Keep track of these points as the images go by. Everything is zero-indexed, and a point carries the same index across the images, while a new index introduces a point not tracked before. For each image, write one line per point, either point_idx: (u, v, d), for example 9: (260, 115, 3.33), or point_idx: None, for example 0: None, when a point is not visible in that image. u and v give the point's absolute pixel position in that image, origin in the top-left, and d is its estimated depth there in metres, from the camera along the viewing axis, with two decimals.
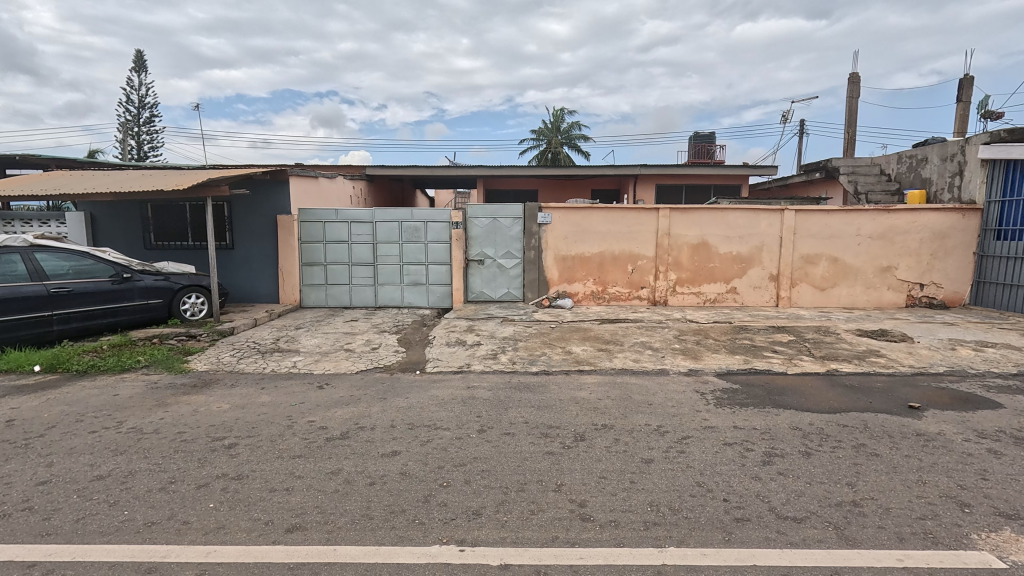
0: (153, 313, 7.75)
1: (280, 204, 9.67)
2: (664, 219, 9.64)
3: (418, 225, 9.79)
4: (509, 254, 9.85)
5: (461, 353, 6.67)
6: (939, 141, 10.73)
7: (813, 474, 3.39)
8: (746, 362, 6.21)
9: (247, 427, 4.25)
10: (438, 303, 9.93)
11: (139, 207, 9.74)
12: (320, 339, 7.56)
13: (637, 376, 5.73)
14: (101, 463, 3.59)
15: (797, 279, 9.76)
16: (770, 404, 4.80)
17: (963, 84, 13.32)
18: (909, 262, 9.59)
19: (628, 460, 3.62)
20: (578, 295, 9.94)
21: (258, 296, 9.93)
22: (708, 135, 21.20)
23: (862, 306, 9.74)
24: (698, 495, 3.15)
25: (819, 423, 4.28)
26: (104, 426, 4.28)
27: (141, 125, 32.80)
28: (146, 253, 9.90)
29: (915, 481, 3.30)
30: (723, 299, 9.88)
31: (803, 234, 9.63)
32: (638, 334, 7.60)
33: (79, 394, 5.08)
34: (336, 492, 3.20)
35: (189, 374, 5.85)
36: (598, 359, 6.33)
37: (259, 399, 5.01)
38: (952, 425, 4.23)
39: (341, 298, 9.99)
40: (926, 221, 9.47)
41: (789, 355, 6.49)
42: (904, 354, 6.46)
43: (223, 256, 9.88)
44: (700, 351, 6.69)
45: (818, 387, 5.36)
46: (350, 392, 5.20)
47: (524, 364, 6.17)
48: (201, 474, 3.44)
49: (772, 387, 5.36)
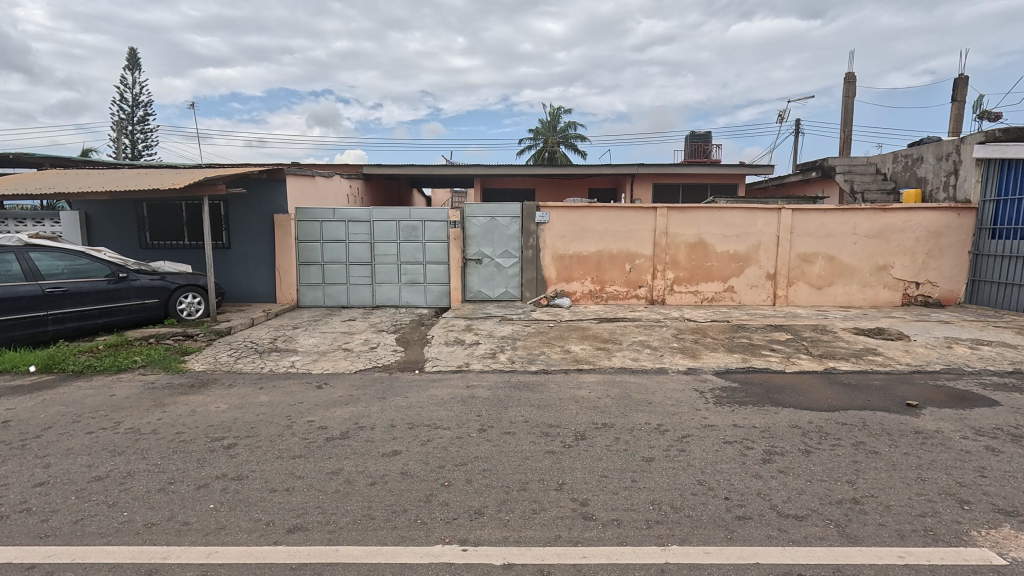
0: (149, 312, 7.70)
1: (277, 203, 9.63)
2: (661, 218, 9.65)
3: (415, 224, 9.77)
4: (507, 253, 9.84)
5: (460, 352, 6.66)
6: (934, 140, 10.78)
7: (813, 472, 3.41)
8: (745, 361, 6.23)
9: (246, 427, 4.23)
10: (436, 303, 9.91)
11: (135, 206, 9.68)
12: (318, 338, 7.53)
13: (636, 375, 5.73)
14: (99, 464, 3.56)
15: (794, 277, 9.80)
16: (769, 402, 4.81)
17: (959, 84, 13.38)
18: (905, 260, 9.65)
19: (628, 459, 3.62)
20: (576, 294, 9.94)
21: (255, 295, 9.89)
22: (704, 135, 21.26)
23: (858, 304, 9.79)
24: (700, 493, 3.16)
25: (818, 421, 4.30)
26: (101, 427, 4.24)
27: (136, 124, 32.59)
28: (142, 252, 9.84)
29: (914, 478, 3.32)
30: (720, 298, 9.91)
31: (800, 233, 9.66)
32: (636, 333, 7.60)
33: (76, 395, 5.04)
34: (337, 492, 3.19)
35: (186, 374, 5.81)
36: (597, 358, 6.34)
37: (257, 399, 4.98)
38: (950, 422, 4.25)
39: (338, 297, 9.95)
40: (921, 220, 9.52)
41: (787, 353, 6.52)
42: (900, 352, 6.49)
43: (219, 255, 9.83)
44: (698, 350, 6.70)
45: (816, 385, 5.37)
46: (348, 392, 5.18)
47: (523, 363, 6.17)
48: (201, 474, 3.42)
49: (771, 385, 5.37)
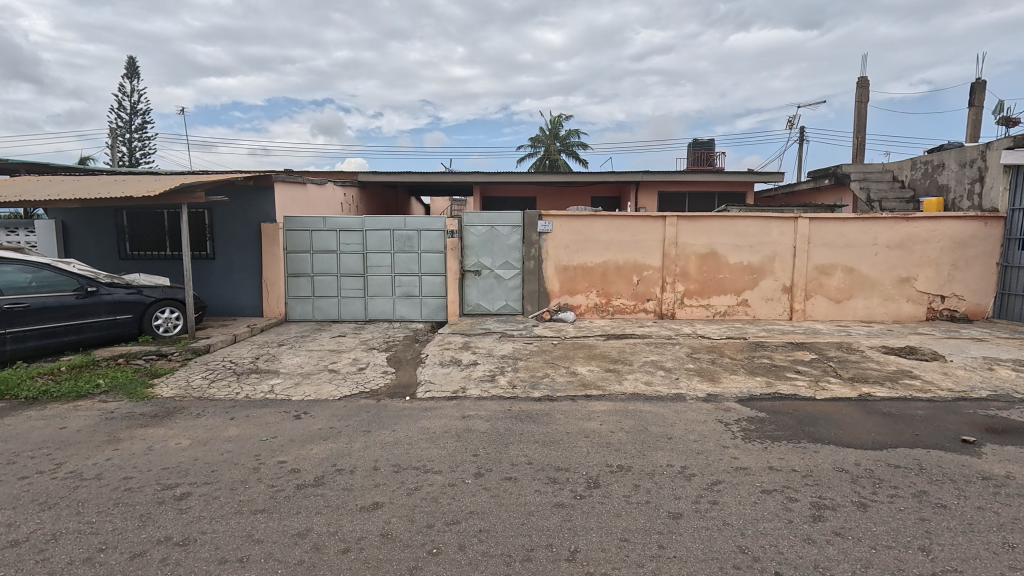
0: (121, 329, 7.13)
1: (264, 211, 9.12)
2: (671, 227, 9.12)
3: (410, 234, 9.24)
4: (507, 264, 9.28)
5: (455, 375, 6.07)
6: (956, 146, 10.33)
7: (876, 535, 2.84)
8: (769, 385, 5.64)
9: (207, 471, 3.65)
10: (431, 317, 9.37)
11: (114, 213, 9.15)
12: (303, 357, 6.96)
13: (650, 403, 5.15)
14: (20, 523, 2.98)
15: (811, 290, 9.25)
16: (804, 438, 4.23)
17: (977, 88, 12.87)
18: (928, 273, 9.10)
19: (651, 515, 3.05)
20: (580, 308, 9.39)
21: (240, 308, 9.33)
22: (707, 143, 20.85)
23: (879, 319, 9.22)
24: (742, 566, 2.58)
25: (865, 463, 3.73)
26: (39, 470, 3.67)
27: (134, 133, 32.23)
28: (120, 263, 9.29)
29: (999, 545, 2.75)
30: (733, 312, 9.34)
31: (817, 243, 9.13)
32: (647, 351, 7.02)
33: (20, 428, 4.45)
34: (301, 565, 2.61)
35: (151, 402, 5.21)
36: (606, 382, 5.75)
37: (226, 432, 4.40)
38: (1019, 465, 3.69)
39: (329, 311, 9.39)
40: (945, 230, 9.00)
41: (814, 376, 5.94)
42: (939, 376, 5.91)
43: (203, 266, 9.30)
44: (716, 372, 6.13)
45: (853, 416, 4.79)
46: (329, 424, 4.60)
47: (525, 388, 5.57)
48: (140, 538, 2.84)
49: (802, 415, 4.79)
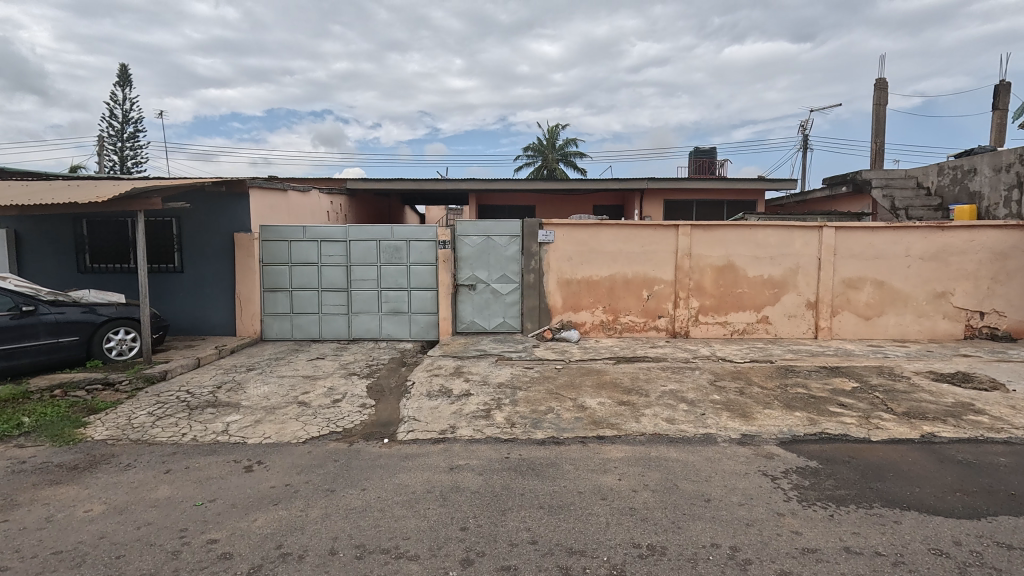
0: (65, 352, 6.26)
1: (237, 219, 8.28)
2: (684, 236, 8.32)
3: (398, 244, 8.43)
4: (505, 277, 8.45)
5: (443, 410, 5.18)
6: (987, 148, 9.59)
7: None
8: (812, 423, 4.79)
9: (110, 558, 2.77)
10: (421, 336, 8.52)
11: (72, 222, 8.31)
12: (271, 386, 6.07)
13: (677, 448, 4.28)
14: None
15: (838, 306, 8.44)
16: (876, 499, 3.40)
17: (1000, 91, 12.21)
18: (966, 287, 8.31)
19: None
20: (585, 326, 8.55)
21: (211, 326, 8.47)
22: (711, 151, 20.25)
23: (913, 337, 8.41)
24: None
25: (967, 542, 2.89)
26: None
27: (125, 140, 31.52)
28: (80, 277, 8.43)
29: None
30: (753, 330, 8.53)
31: (844, 255, 8.34)
32: (664, 379, 6.15)
33: None
34: None
35: (76, 448, 4.33)
36: (620, 420, 4.88)
37: (153, 494, 3.52)
38: None
39: (309, 330, 8.53)
40: (983, 240, 8.22)
41: (863, 411, 5.09)
42: (1008, 410, 5.06)
43: (170, 280, 8.44)
44: (749, 406, 5.26)
45: (926, 466, 3.93)
46: (285, 480, 3.72)
47: (525, 428, 4.70)
48: None
49: (864, 466, 3.93)
